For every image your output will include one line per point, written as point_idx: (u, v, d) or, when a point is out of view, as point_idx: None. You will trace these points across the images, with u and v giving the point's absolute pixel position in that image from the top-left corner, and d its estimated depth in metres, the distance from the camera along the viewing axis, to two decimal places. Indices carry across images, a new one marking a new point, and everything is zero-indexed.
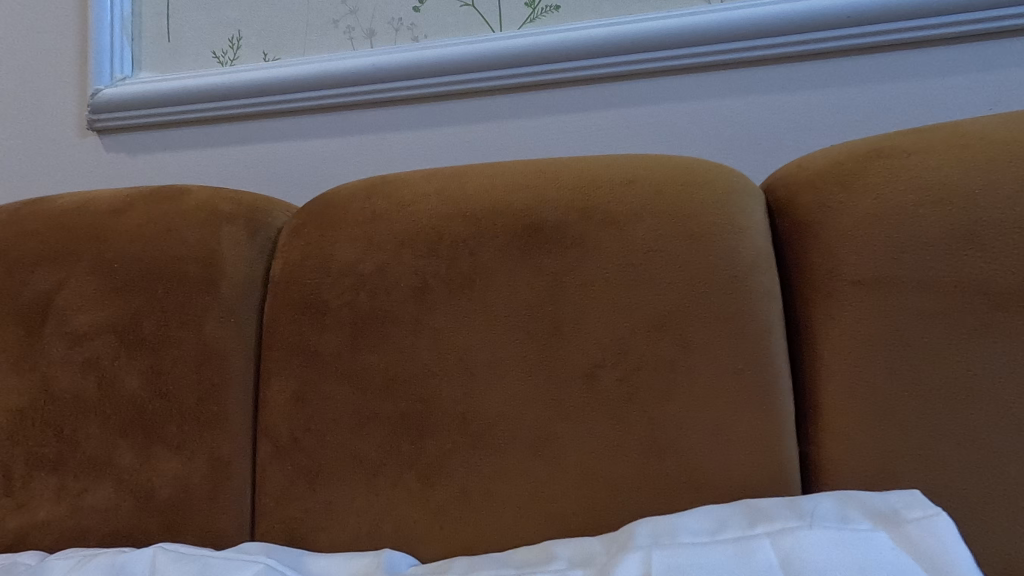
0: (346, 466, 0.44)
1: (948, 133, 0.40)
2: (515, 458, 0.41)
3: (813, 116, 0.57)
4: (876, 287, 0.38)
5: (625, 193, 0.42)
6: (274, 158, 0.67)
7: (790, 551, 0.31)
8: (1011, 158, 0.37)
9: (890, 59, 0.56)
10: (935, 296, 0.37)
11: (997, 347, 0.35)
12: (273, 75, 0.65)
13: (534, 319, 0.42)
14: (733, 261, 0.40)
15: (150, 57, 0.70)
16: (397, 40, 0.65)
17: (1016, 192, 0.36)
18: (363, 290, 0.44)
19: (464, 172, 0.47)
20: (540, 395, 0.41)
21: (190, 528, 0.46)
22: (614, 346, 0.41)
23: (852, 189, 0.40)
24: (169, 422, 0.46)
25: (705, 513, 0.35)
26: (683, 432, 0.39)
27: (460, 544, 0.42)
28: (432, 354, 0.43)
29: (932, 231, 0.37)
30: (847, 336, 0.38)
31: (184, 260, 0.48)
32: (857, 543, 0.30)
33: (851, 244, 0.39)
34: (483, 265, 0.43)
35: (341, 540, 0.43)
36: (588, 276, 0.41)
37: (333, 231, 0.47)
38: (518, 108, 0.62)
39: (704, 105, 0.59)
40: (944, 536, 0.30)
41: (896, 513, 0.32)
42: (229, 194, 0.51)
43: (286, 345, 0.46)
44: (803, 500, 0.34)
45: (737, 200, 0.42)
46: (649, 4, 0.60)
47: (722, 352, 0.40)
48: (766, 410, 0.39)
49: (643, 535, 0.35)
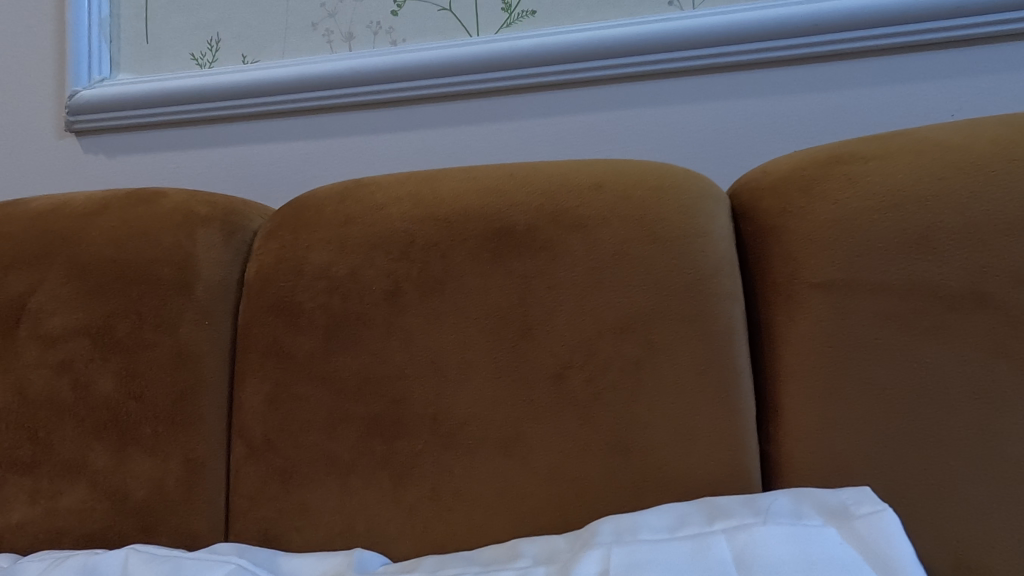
0: (319, 467, 0.44)
1: (901, 139, 0.41)
2: (484, 458, 0.42)
3: (779, 122, 0.59)
4: (833, 290, 0.39)
5: (591, 197, 0.44)
6: (255, 159, 0.69)
7: (744, 546, 0.32)
8: (959, 163, 0.38)
9: (852, 66, 0.58)
10: (888, 299, 0.38)
11: (945, 346, 0.37)
12: (253, 79, 0.67)
13: (503, 321, 0.42)
14: (693, 264, 0.41)
15: (130, 59, 0.72)
16: (376, 42, 0.66)
17: (964, 197, 0.37)
18: (336, 293, 0.45)
19: (436, 175, 0.48)
20: (509, 396, 0.42)
21: (164, 529, 0.46)
22: (581, 347, 0.41)
23: (809, 194, 0.41)
24: (143, 424, 0.47)
25: (667, 510, 0.36)
26: (649, 432, 0.40)
27: (431, 544, 0.42)
28: (403, 355, 0.43)
29: (885, 235, 0.38)
30: (807, 338, 0.39)
31: (161, 264, 0.49)
32: (808, 539, 0.31)
33: (809, 248, 0.40)
34: (454, 268, 0.44)
35: (313, 540, 0.44)
36: (556, 279, 0.42)
37: (309, 235, 0.48)
38: (494, 112, 0.64)
39: (673, 109, 0.60)
40: (891, 531, 0.31)
41: (845, 509, 0.33)
42: (208, 198, 0.52)
43: (262, 347, 0.46)
44: (759, 498, 0.35)
45: (698, 204, 0.43)
46: (619, 10, 0.62)
47: (685, 353, 0.40)
48: (727, 410, 0.40)
49: (606, 533, 0.35)
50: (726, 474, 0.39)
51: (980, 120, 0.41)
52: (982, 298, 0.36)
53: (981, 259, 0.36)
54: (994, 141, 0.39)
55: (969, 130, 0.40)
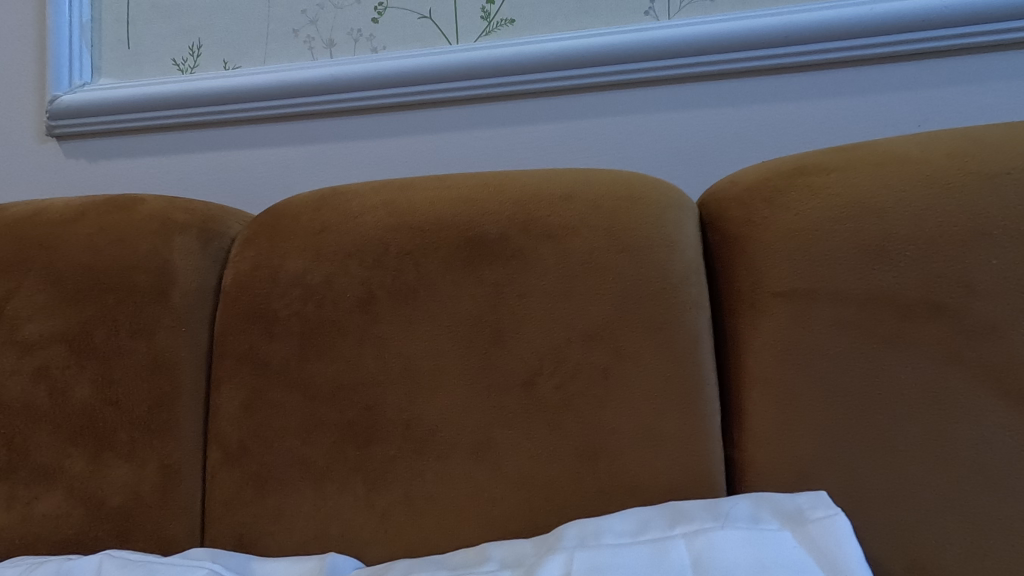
0: (293, 472, 0.45)
1: (864, 151, 0.42)
2: (456, 463, 0.42)
3: (753, 131, 0.60)
4: (795, 299, 0.40)
5: (562, 207, 0.44)
6: (236, 165, 0.69)
7: (702, 550, 0.32)
8: (919, 176, 0.39)
9: (825, 76, 0.58)
10: (848, 308, 0.39)
11: (902, 354, 0.38)
12: (233, 84, 0.67)
13: (475, 328, 0.43)
14: (660, 273, 0.42)
15: (111, 64, 0.72)
16: (357, 50, 0.67)
17: (920, 209, 0.38)
18: (311, 300, 0.46)
19: (412, 184, 0.49)
20: (481, 402, 0.42)
21: (139, 535, 0.46)
22: (551, 354, 0.42)
23: (774, 205, 0.42)
24: (119, 430, 0.47)
25: (631, 515, 0.37)
26: (616, 437, 0.41)
27: (404, 548, 0.43)
28: (377, 362, 0.44)
29: (845, 246, 0.39)
30: (769, 346, 0.41)
31: (138, 271, 0.49)
32: (763, 543, 0.32)
33: (772, 258, 0.41)
34: (427, 276, 0.44)
35: (288, 544, 0.44)
36: (526, 287, 0.43)
37: (285, 243, 0.48)
38: (473, 120, 0.64)
39: (649, 118, 0.61)
40: (842, 535, 0.32)
41: (800, 513, 0.34)
42: (186, 205, 0.52)
43: (238, 353, 0.47)
44: (720, 502, 0.36)
45: (667, 213, 0.44)
46: (597, 19, 0.63)
47: (652, 361, 0.41)
48: (692, 416, 0.41)
49: (570, 537, 0.36)
50: (692, 479, 0.40)
51: (940, 133, 0.42)
52: (937, 306, 0.37)
53: (936, 269, 0.38)
54: (951, 154, 0.40)
55: (928, 144, 0.41)
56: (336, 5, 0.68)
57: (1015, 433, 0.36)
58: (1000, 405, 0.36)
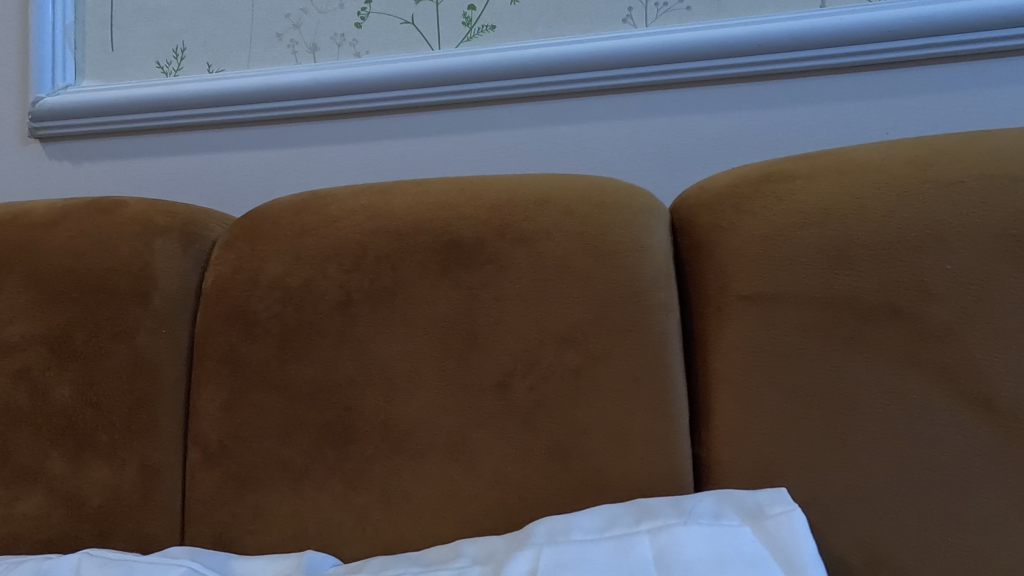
0: (272, 472, 0.45)
1: (828, 159, 0.44)
2: (432, 462, 0.43)
3: (729, 138, 0.61)
4: (760, 302, 0.41)
5: (537, 212, 0.45)
6: (220, 168, 0.69)
7: (664, 546, 0.34)
8: (879, 184, 0.41)
9: (799, 85, 0.60)
10: (810, 310, 0.40)
11: (861, 356, 0.39)
12: (216, 87, 0.67)
13: (451, 331, 0.44)
14: (631, 277, 0.43)
15: (95, 66, 0.72)
16: (340, 54, 0.68)
17: (879, 216, 0.40)
18: (290, 302, 0.47)
19: (390, 188, 0.50)
20: (456, 403, 0.43)
21: (120, 534, 0.47)
22: (525, 356, 0.43)
23: (742, 211, 0.43)
24: (100, 431, 0.48)
25: (599, 512, 0.38)
26: (587, 437, 0.42)
27: (381, 545, 0.44)
28: (355, 363, 0.45)
29: (808, 251, 0.41)
30: (735, 348, 0.42)
31: (119, 273, 0.49)
32: (723, 538, 0.33)
33: (738, 263, 0.42)
34: (404, 279, 0.45)
35: (267, 542, 0.45)
36: (501, 290, 0.44)
37: (265, 247, 0.49)
38: (455, 124, 0.65)
39: (627, 124, 0.62)
40: (798, 530, 0.33)
41: (760, 509, 0.35)
42: (167, 207, 0.53)
43: (217, 355, 0.48)
44: (685, 499, 0.37)
45: (638, 218, 0.45)
46: (577, 26, 0.64)
47: (623, 362, 0.42)
48: (661, 416, 0.42)
49: (540, 533, 0.37)
50: (660, 477, 0.41)
51: (900, 141, 0.44)
52: (894, 309, 0.39)
53: (893, 274, 0.39)
54: (909, 162, 0.41)
55: (889, 152, 0.43)
56: (319, 10, 0.68)
57: (967, 431, 0.37)
58: (954, 404, 0.38)
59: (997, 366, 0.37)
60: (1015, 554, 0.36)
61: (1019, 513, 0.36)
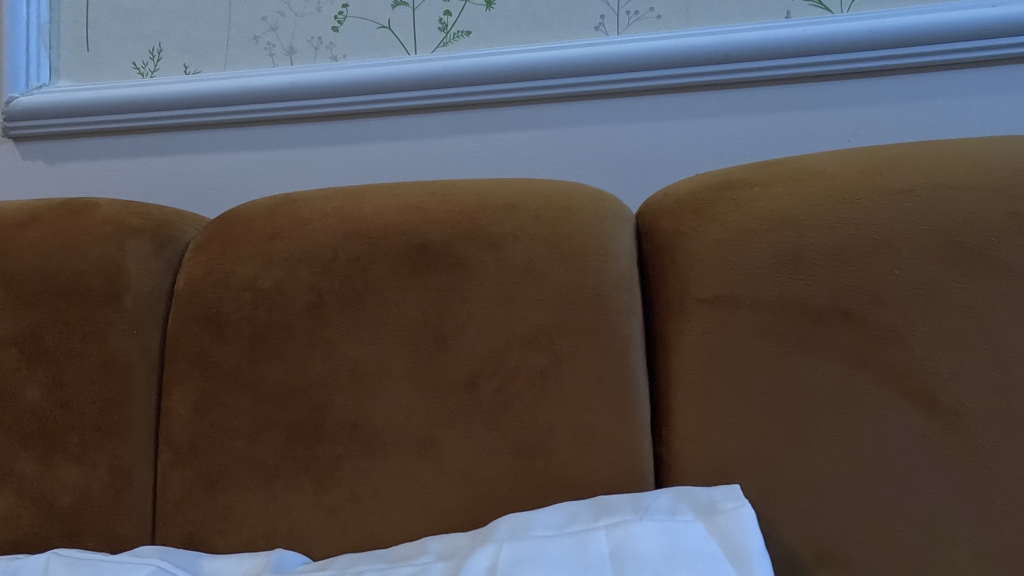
0: (243, 472, 0.46)
1: (785, 167, 0.45)
2: (400, 461, 0.44)
3: (698, 144, 0.63)
4: (718, 305, 0.43)
5: (505, 216, 0.47)
6: (197, 169, 0.70)
7: (619, 541, 0.35)
8: (832, 191, 0.42)
9: (765, 93, 0.61)
10: (765, 313, 0.42)
11: (814, 357, 0.41)
12: (192, 89, 0.68)
13: (420, 332, 0.45)
14: (595, 280, 0.44)
15: (71, 66, 0.72)
16: (317, 58, 0.68)
17: (832, 222, 0.41)
18: (261, 304, 0.47)
19: (362, 192, 0.50)
20: (424, 403, 0.44)
21: (89, 534, 0.47)
22: (491, 357, 0.44)
23: (703, 217, 0.45)
24: (70, 432, 0.48)
25: (560, 509, 0.39)
26: (552, 436, 0.43)
27: (350, 543, 0.44)
28: (325, 364, 0.46)
29: (764, 256, 0.42)
30: (695, 350, 0.43)
31: (90, 275, 0.50)
32: (675, 533, 0.35)
33: (698, 267, 0.44)
34: (374, 282, 0.46)
35: (237, 541, 0.45)
36: (469, 293, 0.45)
37: (237, 249, 0.49)
38: (430, 128, 0.66)
39: (599, 129, 0.64)
40: (746, 524, 0.34)
41: (712, 505, 0.36)
42: (140, 209, 0.53)
43: (189, 356, 0.48)
44: (643, 496, 0.38)
45: (603, 223, 0.47)
46: (551, 33, 0.65)
47: (586, 364, 0.43)
48: (623, 416, 0.43)
49: (502, 530, 0.38)
50: (622, 475, 0.42)
51: (855, 150, 0.45)
52: (844, 313, 0.40)
53: (844, 278, 0.41)
54: (862, 171, 0.43)
55: (844, 161, 0.44)
56: (296, 13, 0.69)
57: (913, 430, 0.39)
58: (901, 404, 0.39)
59: (940, 367, 0.39)
60: (957, 547, 0.38)
61: (961, 508, 0.38)
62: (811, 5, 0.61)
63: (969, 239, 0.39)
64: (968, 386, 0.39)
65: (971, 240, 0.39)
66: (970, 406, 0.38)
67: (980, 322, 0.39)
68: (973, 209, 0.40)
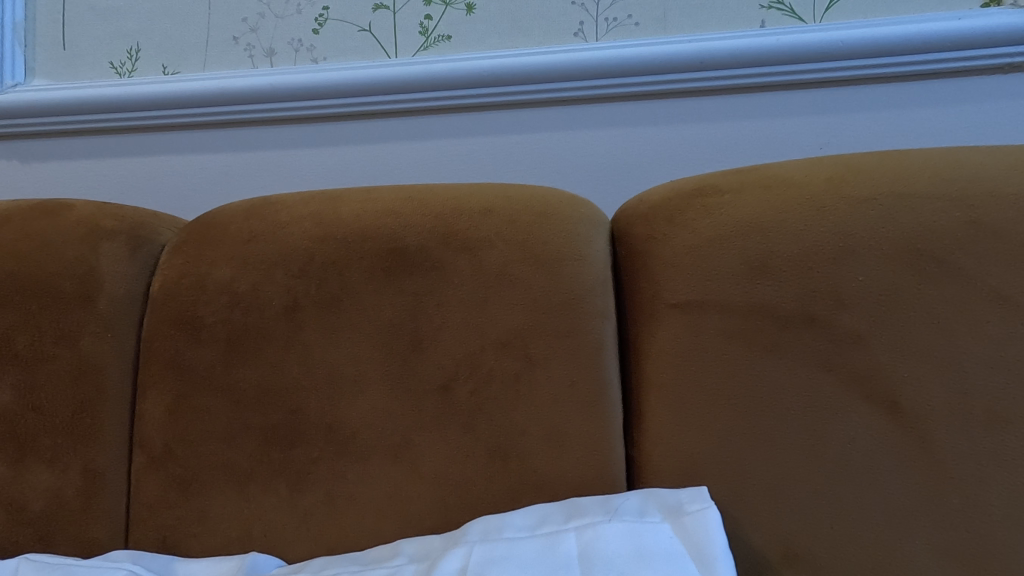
0: (217, 474, 0.46)
1: (755, 174, 0.46)
2: (375, 464, 0.44)
3: (675, 150, 0.64)
4: (688, 310, 0.44)
5: (481, 221, 0.47)
6: (178, 171, 0.70)
7: (588, 542, 0.35)
8: (800, 199, 0.44)
9: (740, 101, 0.63)
10: (735, 318, 0.43)
11: (781, 362, 0.42)
12: (170, 90, 0.67)
13: (395, 336, 0.45)
14: (569, 285, 0.45)
15: (46, 65, 0.72)
16: (297, 60, 0.68)
17: (799, 229, 0.42)
18: (236, 307, 0.47)
19: (340, 196, 0.51)
20: (399, 406, 0.45)
21: (62, 539, 0.47)
22: (466, 361, 0.44)
23: (675, 223, 0.46)
24: (42, 436, 0.48)
25: (532, 511, 0.39)
26: (526, 439, 0.43)
27: (325, 546, 0.44)
28: (300, 367, 0.46)
29: (733, 262, 0.43)
30: (666, 354, 0.44)
31: (63, 277, 0.49)
32: (643, 534, 0.35)
33: (670, 272, 0.45)
34: (350, 285, 0.46)
35: (212, 544, 0.45)
36: (444, 297, 0.45)
37: (213, 252, 0.49)
38: (411, 131, 0.67)
39: (578, 134, 0.65)
40: (711, 525, 0.35)
41: (680, 506, 0.37)
42: (115, 211, 0.53)
43: (163, 359, 0.48)
44: (613, 498, 0.39)
45: (578, 228, 0.47)
46: (531, 39, 0.66)
47: (560, 367, 0.44)
48: (596, 419, 0.44)
49: (474, 532, 0.38)
50: (595, 477, 0.43)
51: (823, 159, 0.46)
52: (811, 318, 0.41)
53: (810, 284, 0.42)
54: (828, 179, 0.44)
55: (812, 169, 0.45)
56: (276, 15, 0.69)
57: (875, 431, 0.40)
58: (864, 407, 0.40)
59: (902, 371, 0.40)
60: (915, 545, 0.39)
61: (921, 508, 0.39)
62: (786, 14, 0.62)
63: (930, 246, 0.40)
64: (928, 390, 0.40)
65: (931, 248, 0.40)
66: (930, 409, 0.40)
67: (940, 327, 0.40)
68: (934, 218, 0.41)
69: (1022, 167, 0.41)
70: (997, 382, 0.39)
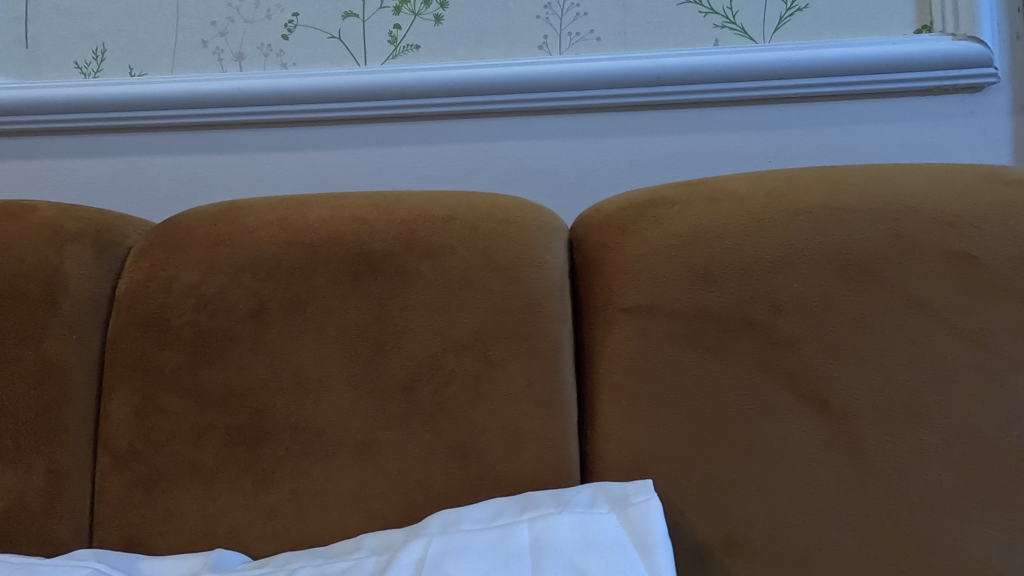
0: (183, 474, 0.47)
1: (703, 187, 0.50)
2: (339, 462, 0.46)
3: (634, 161, 0.67)
4: (638, 315, 0.46)
5: (445, 229, 0.49)
6: (144, 172, 0.70)
7: (540, 533, 0.38)
8: (742, 212, 0.47)
9: (694, 115, 0.66)
10: (681, 323, 0.45)
11: (722, 364, 0.45)
12: (136, 91, 0.67)
13: (360, 338, 0.47)
14: (527, 290, 0.47)
15: (7, 63, 0.71)
16: (266, 65, 0.69)
17: (741, 240, 0.46)
18: (203, 310, 0.48)
19: (307, 202, 0.52)
20: (363, 406, 0.46)
21: (24, 539, 0.47)
22: (429, 362, 0.46)
23: (628, 233, 0.49)
24: (4, 437, 0.48)
25: (489, 504, 0.42)
26: (485, 437, 0.46)
27: (289, 541, 0.46)
28: (266, 368, 0.47)
29: (680, 270, 0.46)
30: (618, 357, 0.47)
31: (26, 279, 0.50)
32: (590, 524, 0.38)
33: (623, 280, 0.47)
34: (316, 289, 0.48)
35: (177, 542, 0.46)
36: (408, 301, 0.47)
37: (180, 255, 0.50)
38: (380, 137, 0.69)
39: (541, 143, 0.67)
40: (653, 516, 0.38)
41: (625, 498, 0.40)
42: (81, 213, 0.53)
43: (129, 361, 0.49)
44: (565, 491, 0.41)
45: (537, 236, 0.50)
46: (497, 50, 0.68)
47: (517, 369, 0.46)
48: (551, 418, 0.46)
49: (434, 525, 0.40)
50: (550, 472, 0.45)
51: (765, 174, 0.50)
52: (751, 324, 0.44)
53: (750, 291, 0.45)
54: (769, 194, 0.47)
55: (754, 183, 0.49)
56: (246, 19, 0.69)
57: (807, 428, 0.44)
58: (798, 406, 0.44)
59: (832, 373, 0.43)
60: (842, 531, 0.43)
61: (847, 498, 0.43)
62: (737, 34, 0.66)
63: (857, 256, 0.44)
64: (855, 389, 0.43)
65: (859, 259, 0.44)
66: (856, 407, 0.43)
67: (866, 332, 0.43)
68: (861, 230, 0.44)
69: (940, 185, 0.45)
70: (914, 381, 0.43)
